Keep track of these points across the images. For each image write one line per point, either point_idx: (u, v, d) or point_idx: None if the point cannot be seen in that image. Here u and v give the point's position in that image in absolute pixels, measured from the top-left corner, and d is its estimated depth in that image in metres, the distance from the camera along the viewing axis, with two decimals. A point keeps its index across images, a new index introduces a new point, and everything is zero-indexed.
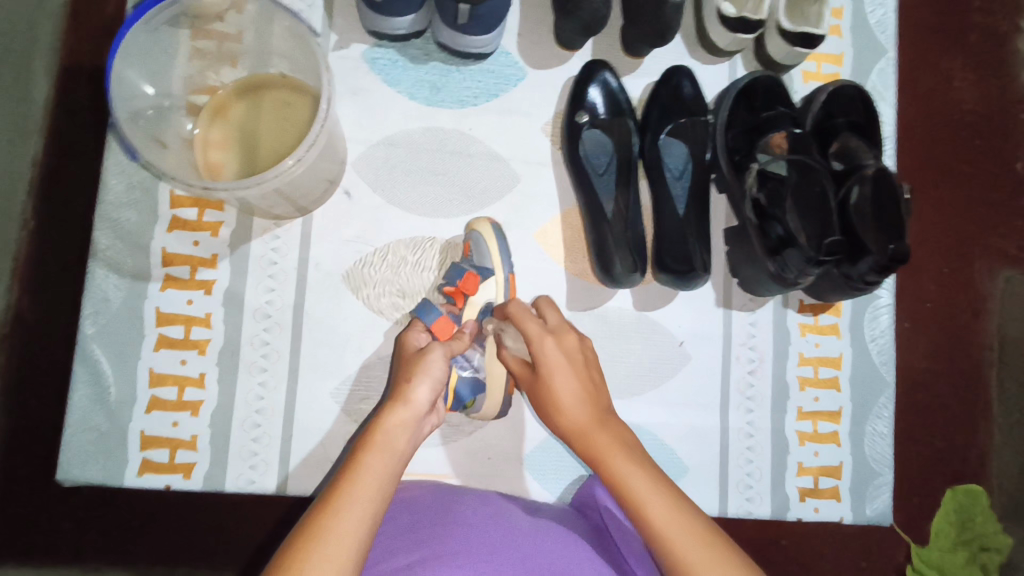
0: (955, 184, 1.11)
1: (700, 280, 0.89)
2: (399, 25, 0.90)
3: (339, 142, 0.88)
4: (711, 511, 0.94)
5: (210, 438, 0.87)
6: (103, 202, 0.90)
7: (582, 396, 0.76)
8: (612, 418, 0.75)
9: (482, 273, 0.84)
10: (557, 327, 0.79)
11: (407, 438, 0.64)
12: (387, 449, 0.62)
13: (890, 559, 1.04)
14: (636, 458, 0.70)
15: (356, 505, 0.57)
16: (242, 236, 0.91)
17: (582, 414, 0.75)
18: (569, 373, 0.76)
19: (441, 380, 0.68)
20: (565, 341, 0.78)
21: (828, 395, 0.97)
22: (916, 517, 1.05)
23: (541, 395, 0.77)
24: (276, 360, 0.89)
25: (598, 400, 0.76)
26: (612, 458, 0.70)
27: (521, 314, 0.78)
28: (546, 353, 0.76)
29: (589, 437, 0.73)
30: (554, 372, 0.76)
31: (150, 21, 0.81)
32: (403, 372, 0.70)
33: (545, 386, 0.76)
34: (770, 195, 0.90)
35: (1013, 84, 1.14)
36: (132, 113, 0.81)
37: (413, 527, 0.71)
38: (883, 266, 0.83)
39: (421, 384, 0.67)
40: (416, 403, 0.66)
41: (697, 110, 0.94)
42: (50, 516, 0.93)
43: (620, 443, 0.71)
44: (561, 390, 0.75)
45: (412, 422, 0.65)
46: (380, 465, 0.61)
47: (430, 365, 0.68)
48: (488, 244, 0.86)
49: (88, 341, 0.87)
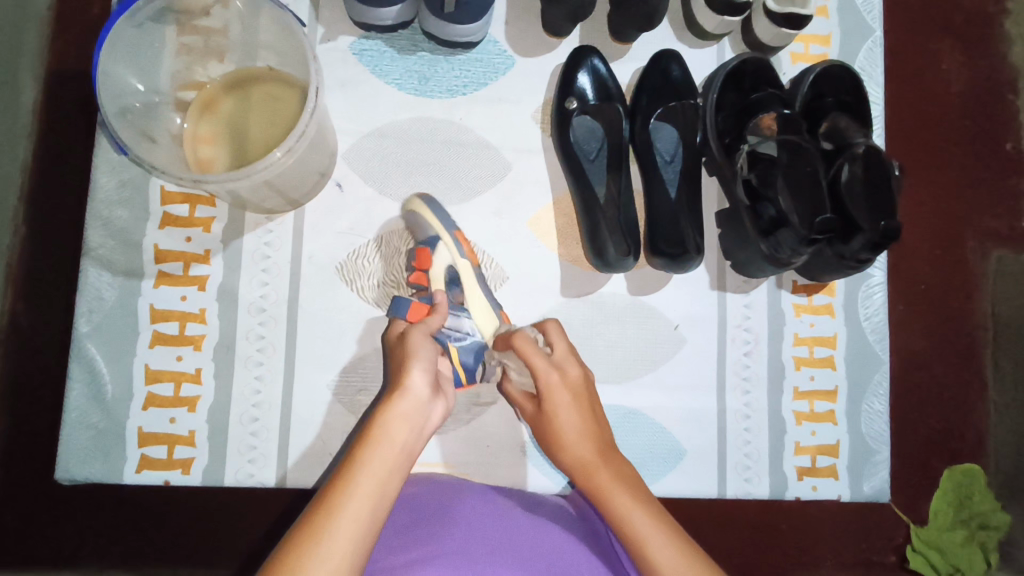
0: (946, 164, 1.12)
1: (693, 263, 0.89)
2: (385, 16, 0.90)
3: (329, 134, 0.88)
4: (709, 493, 0.94)
5: (208, 433, 0.87)
6: (93, 201, 0.89)
7: (584, 429, 0.73)
8: (615, 452, 0.72)
9: (430, 244, 0.85)
10: (562, 357, 0.76)
11: (407, 428, 0.63)
12: (387, 440, 0.62)
13: (889, 540, 1.05)
14: (642, 498, 0.67)
15: (353, 503, 0.57)
16: (235, 230, 0.90)
17: (587, 453, 0.72)
18: (575, 411, 0.73)
19: (429, 361, 0.68)
20: (571, 374, 0.75)
21: (824, 373, 0.97)
22: (914, 498, 1.06)
23: (547, 432, 0.75)
24: (272, 354, 0.89)
25: (602, 436, 0.73)
26: (618, 500, 0.67)
27: (525, 345, 0.74)
28: (552, 385, 0.73)
29: (593, 473, 0.70)
30: (559, 410, 0.73)
31: (133, 17, 0.80)
32: (397, 364, 0.70)
33: (551, 428, 0.74)
34: (761, 175, 0.91)
35: (1002, 64, 1.15)
36: (121, 107, 0.81)
37: (411, 525, 0.73)
38: (876, 243, 0.84)
39: (413, 369, 0.66)
40: (413, 390, 0.65)
41: (685, 94, 0.94)
42: (51, 517, 0.92)
43: (626, 483, 0.69)
44: (564, 426, 0.73)
45: (412, 412, 0.64)
46: (379, 462, 0.60)
47: (416, 348, 0.69)
48: (424, 215, 0.86)
49: (83, 339, 0.87)
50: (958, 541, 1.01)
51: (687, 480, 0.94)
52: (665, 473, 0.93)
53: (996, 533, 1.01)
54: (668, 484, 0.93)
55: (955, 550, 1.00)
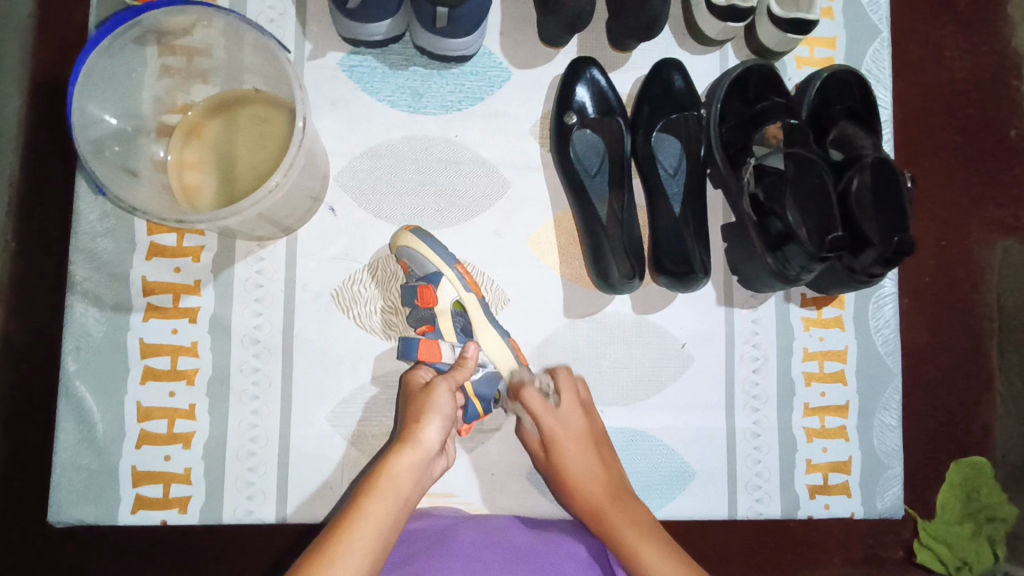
0: (952, 159, 1.09)
1: (698, 282, 0.86)
2: (375, 31, 0.86)
3: (319, 157, 0.85)
4: (720, 514, 0.92)
5: (204, 471, 0.85)
6: (77, 233, 0.86)
7: (593, 476, 0.77)
8: (626, 494, 0.76)
9: (432, 280, 0.81)
10: (568, 409, 0.79)
11: (412, 483, 0.64)
12: (390, 495, 0.62)
13: (897, 535, 1.03)
14: (656, 537, 0.71)
15: (350, 561, 0.57)
16: (225, 258, 0.87)
17: (598, 497, 0.76)
18: (581, 460, 0.77)
19: (449, 418, 0.68)
20: (575, 424, 0.79)
21: (835, 389, 0.95)
22: (921, 492, 1.03)
23: (555, 480, 0.79)
24: (268, 386, 0.86)
25: (613, 480, 0.78)
26: (633, 544, 0.71)
27: (535, 401, 0.78)
28: (555, 435, 0.78)
29: (604, 515, 0.75)
30: (566, 460, 0.77)
31: (109, 47, 0.77)
32: (411, 411, 0.69)
33: (562, 478, 0.78)
34: (768, 189, 0.87)
35: (1007, 51, 1.11)
36: (95, 143, 0.77)
37: (407, 560, 0.71)
38: (887, 259, 0.81)
39: (430, 424, 0.66)
40: (425, 445, 0.66)
41: (689, 104, 0.91)
42: (49, 559, 0.90)
43: (637, 526, 0.72)
44: (576, 473, 0.77)
45: (419, 466, 0.64)
46: (378, 515, 0.60)
47: (438, 403, 0.68)
48: (420, 251, 0.82)
49: (71, 378, 0.84)
50: (965, 535, 0.99)
51: (696, 500, 0.91)
52: (674, 494, 0.91)
53: (1004, 525, 0.98)
54: (677, 506, 0.91)
55: (963, 545, 0.98)
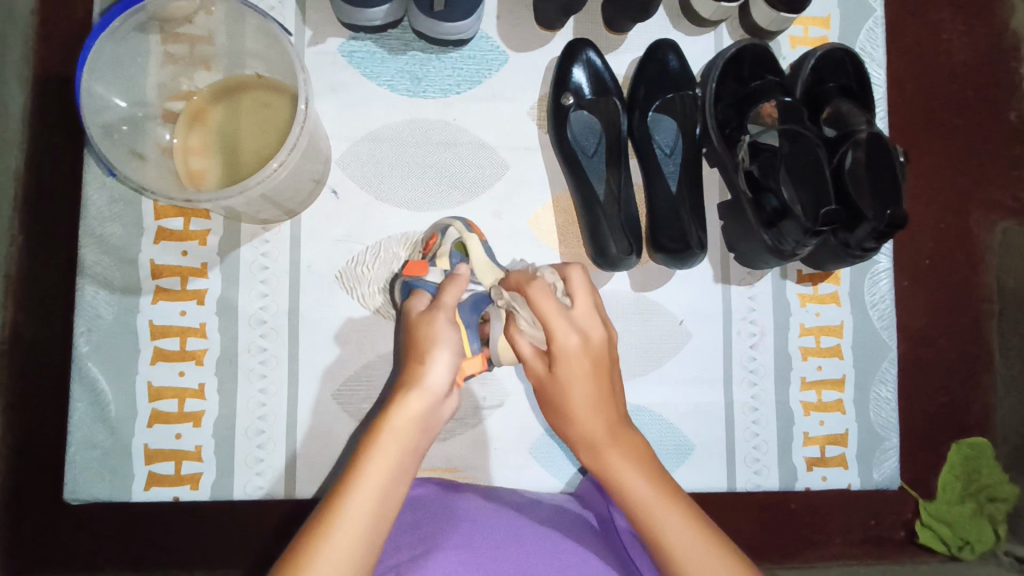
0: (949, 139, 1.10)
1: (695, 258, 0.88)
2: (374, 17, 0.87)
3: (321, 140, 0.87)
4: (719, 487, 0.94)
5: (214, 447, 0.87)
6: (86, 218, 0.88)
7: (594, 399, 0.68)
8: (626, 427, 0.69)
9: (438, 230, 0.86)
10: (581, 315, 0.67)
11: (417, 428, 0.61)
12: (394, 448, 0.59)
13: (899, 515, 1.05)
14: (658, 478, 0.65)
15: (351, 523, 0.56)
16: (231, 241, 0.89)
17: (596, 427, 0.68)
18: (589, 378, 0.68)
19: (454, 354, 0.63)
20: (587, 333, 0.67)
21: (831, 362, 0.97)
22: (921, 469, 1.05)
23: (552, 395, 0.70)
24: (275, 365, 0.88)
25: (614, 411, 0.69)
26: (627, 478, 0.65)
27: (541, 294, 0.66)
28: (565, 343, 0.66)
29: (602, 451, 0.67)
30: (571, 375, 0.67)
31: (114, 33, 0.79)
32: (412, 348, 0.64)
33: (560, 392, 0.69)
34: (763, 166, 0.88)
35: (1004, 32, 1.12)
36: (104, 127, 0.80)
37: (414, 525, 0.73)
38: (881, 232, 0.82)
39: (435, 364, 0.62)
40: (431, 388, 0.62)
41: (684, 84, 0.92)
42: (64, 532, 0.92)
43: (633, 455, 0.67)
44: (575, 390, 0.68)
45: (424, 411, 0.61)
46: (380, 472, 0.58)
47: (440, 338, 0.62)
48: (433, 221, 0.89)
49: (84, 358, 0.87)
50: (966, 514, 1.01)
51: (696, 475, 0.93)
52: (674, 468, 0.93)
53: (1005, 505, 1.00)
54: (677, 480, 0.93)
55: (964, 524, 1.00)
